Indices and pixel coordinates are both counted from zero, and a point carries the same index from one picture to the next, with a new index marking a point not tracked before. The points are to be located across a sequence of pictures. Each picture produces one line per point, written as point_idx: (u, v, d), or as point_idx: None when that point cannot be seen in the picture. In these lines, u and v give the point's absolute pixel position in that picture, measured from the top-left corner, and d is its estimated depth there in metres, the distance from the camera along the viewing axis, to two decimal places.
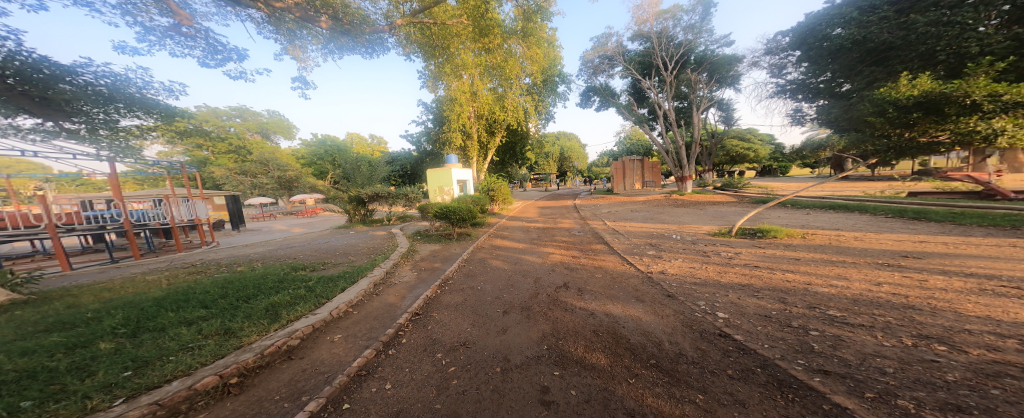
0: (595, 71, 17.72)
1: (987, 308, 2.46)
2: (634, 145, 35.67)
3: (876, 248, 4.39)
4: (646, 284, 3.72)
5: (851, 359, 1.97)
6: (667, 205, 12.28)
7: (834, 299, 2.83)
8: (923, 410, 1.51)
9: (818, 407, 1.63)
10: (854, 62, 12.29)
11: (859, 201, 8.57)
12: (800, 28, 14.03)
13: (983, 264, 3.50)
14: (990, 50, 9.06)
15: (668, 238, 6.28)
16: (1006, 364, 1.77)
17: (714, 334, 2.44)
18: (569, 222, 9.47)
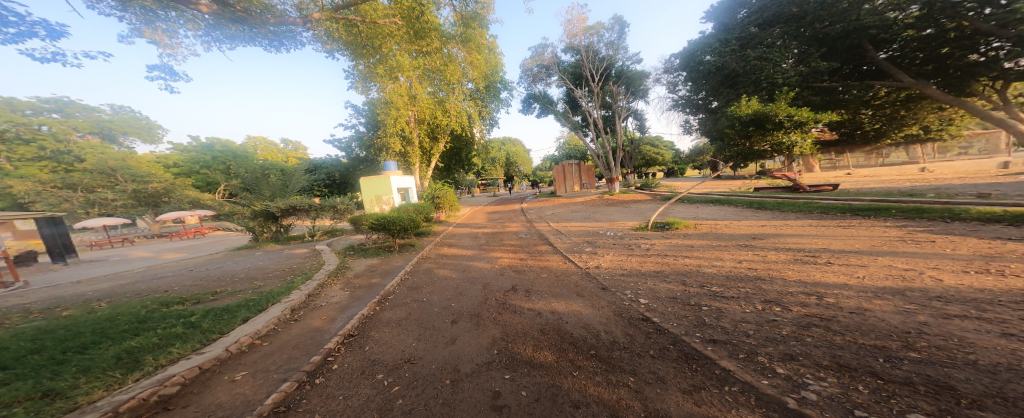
0: (534, 79, 18.78)
1: (806, 273, 3.49)
2: (573, 149, 38.65)
3: (738, 233, 5.73)
4: (585, 279, 4.14)
5: (730, 327, 2.59)
6: (599, 205, 13.63)
7: (715, 277, 3.63)
8: (774, 362, 2.11)
9: (713, 372, 2.10)
10: (717, 85, 15.17)
11: (731, 195, 10.90)
12: (685, 53, 16.74)
13: (800, 240, 4.87)
14: (787, 81, 12.83)
15: (602, 234, 7.03)
16: (814, 317, 2.58)
17: (639, 319, 2.89)
18: (516, 226, 9.76)
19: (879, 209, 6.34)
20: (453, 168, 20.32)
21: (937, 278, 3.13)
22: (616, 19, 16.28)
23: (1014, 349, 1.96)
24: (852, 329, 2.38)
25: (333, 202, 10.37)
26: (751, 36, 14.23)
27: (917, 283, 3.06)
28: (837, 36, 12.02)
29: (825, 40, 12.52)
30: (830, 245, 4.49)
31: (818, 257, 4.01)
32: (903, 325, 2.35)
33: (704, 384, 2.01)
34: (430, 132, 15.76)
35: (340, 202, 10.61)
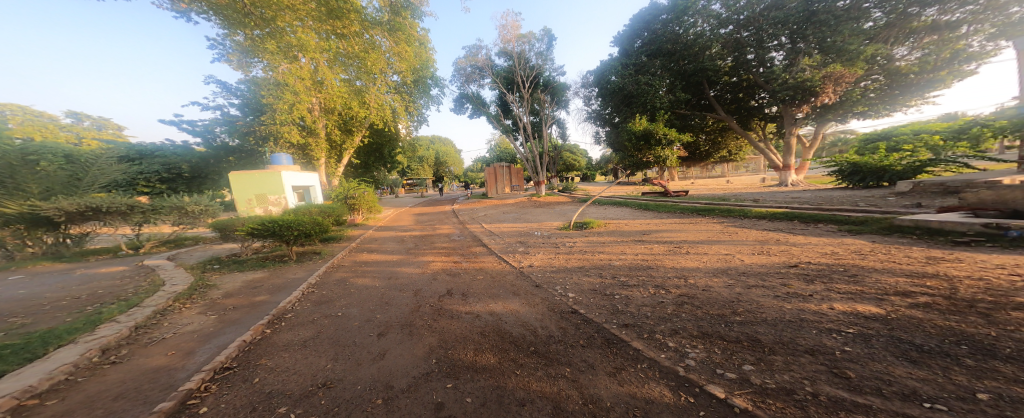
0: (467, 79, 19.52)
1: (678, 261, 4.66)
2: (502, 152, 40.03)
3: (632, 230, 7.15)
4: (520, 279, 4.48)
5: (635, 310, 3.20)
6: (528, 206, 14.63)
7: (621, 268, 4.50)
8: (669, 337, 2.71)
9: (629, 353, 2.54)
10: (619, 103, 18.46)
11: (628, 198, 13.42)
12: (600, 71, 19.07)
13: (676, 234, 6.43)
14: (660, 104, 16.43)
15: (532, 234, 7.70)
16: (683, 295, 3.49)
17: (569, 312, 3.27)
18: (451, 229, 9.67)
19: (716, 209, 8.77)
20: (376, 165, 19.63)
21: (749, 257, 4.69)
22: (545, 32, 18.37)
23: (787, 306, 3.09)
24: (706, 301, 3.31)
25: (181, 202, 8.21)
26: (642, 64, 17.16)
27: (730, 262, 4.50)
28: (689, 73, 16.31)
29: (685, 77, 16.60)
30: (693, 237, 6.11)
31: (679, 246, 5.47)
32: (732, 295, 3.40)
33: (623, 364, 2.40)
34: (342, 124, 15.32)
35: (191, 202, 8.49)
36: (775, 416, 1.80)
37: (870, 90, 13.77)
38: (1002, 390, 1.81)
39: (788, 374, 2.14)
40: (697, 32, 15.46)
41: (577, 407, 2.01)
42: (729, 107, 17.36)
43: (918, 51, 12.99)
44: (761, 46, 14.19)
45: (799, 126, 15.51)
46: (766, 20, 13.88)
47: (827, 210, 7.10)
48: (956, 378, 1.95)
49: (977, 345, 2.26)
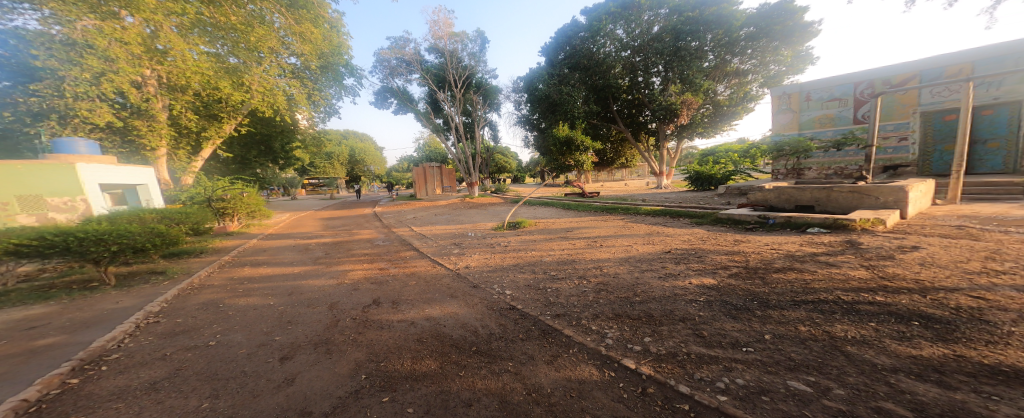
0: (393, 72, 18.21)
1: (596, 254, 5.19)
2: (432, 152, 38.41)
3: (559, 227, 7.72)
4: (456, 280, 4.41)
5: (562, 300, 3.49)
6: (459, 208, 14.38)
7: (552, 263, 4.84)
8: (593, 320, 3.03)
9: (562, 340, 2.73)
10: (544, 110, 19.90)
11: (553, 199, 14.45)
12: (531, 78, 20.30)
13: (596, 230, 7.18)
14: (577, 113, 18.23)
15: (467, 235, 7.63)
16: (601, 283, 3.92)
17: (507, 309, 3.37)
18: (375, 233, 8.86)
19: (618, 209, 10.05)
20: (258, 161, 16.91)
21: (647, 246, 5.53)
22: (478, 32, 18.44)
23: (677, 284, 3.77)
24: (619, 286, 3.80)
25: None
26: (563, 76, 18.82)
27: (631, 252, 5.25)
28: (599, 88, 18.37)
29: (597, 92, 18.70)
30: (611, 232, 6.93)
31: (599, 240, 6.13)
32: (634, 280, 3.96)
33: (559, 351, 2.58)
34: (201, 108, 12.42)
35: None
36: (671, 376, 2.17)
37: (705, 116, 17.62)
38: (776, 330, 2.63)
39: (672, 340, 2.62)
40: (605, 52, 17.40)
41: (522, 398, 2.08)
42: (626, 121, 20.02)
43: (729, 89, 17.27)
44: (647, 72, 17.12)
45: (666, 141, 18.91)
46: (650, 50, 16.76)
47: (688, 206, 9.00)
48: (763, 326, 2.71)
49: (760, 298, 3.24)
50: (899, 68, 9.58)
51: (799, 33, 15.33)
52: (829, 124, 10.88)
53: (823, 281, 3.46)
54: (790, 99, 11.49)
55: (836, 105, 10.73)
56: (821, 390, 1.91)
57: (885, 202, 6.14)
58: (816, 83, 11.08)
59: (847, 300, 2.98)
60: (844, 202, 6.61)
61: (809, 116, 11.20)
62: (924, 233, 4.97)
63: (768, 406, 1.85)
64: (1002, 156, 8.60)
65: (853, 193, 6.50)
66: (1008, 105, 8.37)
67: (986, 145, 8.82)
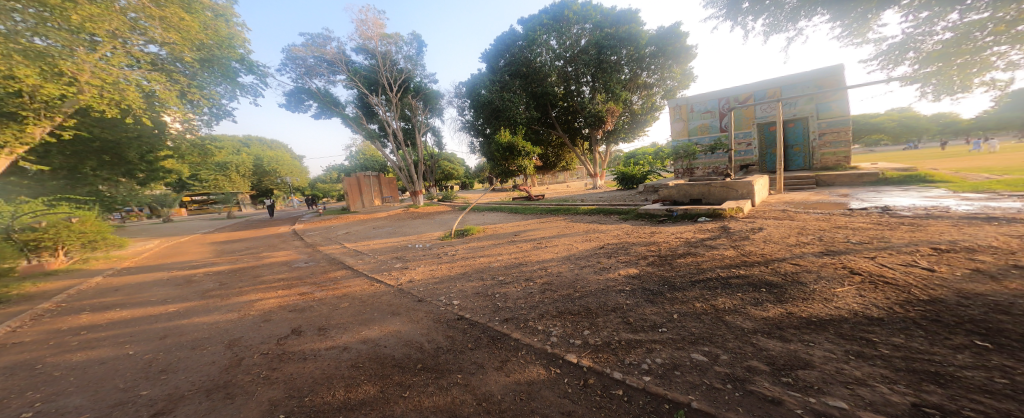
0: (311, 72, 16.90)
1: (541, 255, 5.33)
2: (369, 161, 36.46)
3: (507, 232, 7.77)
4: (398, 296, 4.23)
5: (508, 304, 3.51)
6: (405, 218, 13.98)
7: (499, 268, 4.85)
8: (533, 319, 3.10)
9: (509, 344, 2.73)
10: (488, 116, 20.14)
11: (502, 203, 14.54)
12: (472, 84, 20.52)
13: (539, 232, 7.33)
14: (519, 119, 18.75)
15: (411, 247, 7.35)
16: (545, 283, 4.00)
17: (455, 320, 3.31)
18: (298, 254, 8.08)
19: (560, 210, 10.42)
20: (103, 174, 11.47)
21: (586, 243, 5.81)
22: (413, 35, 18.12)
23: (613, 276, 3.99)
24: (561, 284, 3.91)
25: None
26: (506, 82, 19.12)
27: (573, 249, 5.45)
28: (540, 94, 18.93)
29: (535, 97, 19.30)
30: (555, 232, 7.12)
31: (541, 242, 6.29)
32: (574, 276, 4.13)
33: (506, 355, 2.57)
34: None
35: None
36: (609, 365, 2.28)
37: (625, 123, 19.10)
38: (682, 309, 3.00)
39: (608, 328, 2.78)
40: (542, 61, 18.26)
41: (472, 409, 2.02)
42: (563, 127, 21.04)
43: (640, 100, 18.85)
44: (578, 81, 18.33)
45: (597, 145, 20.12)
46: (580, 61, 17.95)
47: (617, 204, 9.62)
48: (672, 306, 3.08)
49: (671, 282, 3.66)
50: (742, 89, 12.67)
51: (686, 54, 17.60)
52: (706, 131, 13.61)
53: (711, 263, 4.20)
54: (681, 111, 14.04)
55: (711, 117, 13.44)
56: (713, 356, 2.27)
57: (743, 193, 7.51)
58: (697, 97, 13.67)
59: (722, 277, 3.68)
60: (719, 195, 7.68)
61: (695, 124, 13.81)
62: (815, 219, 5.87)
63: (680, 379, 2.07)
64: (801, 156, 12.28)
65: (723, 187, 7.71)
66: (799, 121, 12.10)
67: (793, 149, 12.44)
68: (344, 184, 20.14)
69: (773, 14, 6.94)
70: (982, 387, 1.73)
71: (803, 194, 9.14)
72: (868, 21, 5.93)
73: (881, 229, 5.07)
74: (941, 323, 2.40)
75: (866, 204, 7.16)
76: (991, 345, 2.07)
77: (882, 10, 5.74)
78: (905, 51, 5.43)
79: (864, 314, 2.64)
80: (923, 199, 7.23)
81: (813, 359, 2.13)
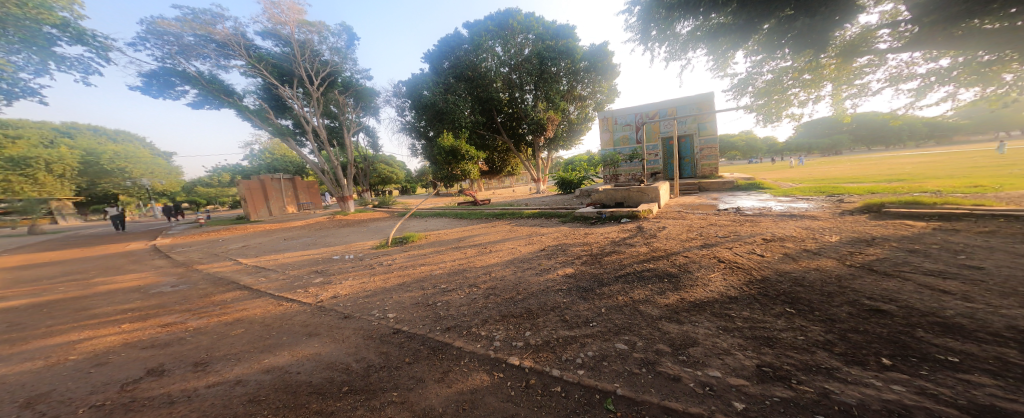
0: (188, 52, 14.01)
1: (486, 260, 5.32)
2: (283, 161, 32.05)
3: (451, 238, 7.56)
4: (317, 315, 3.77)
5: (451, 312, 3.39)
6: (330, 227, 12.55)
7: (442, 276, 4.69)
8: (475, 326, 3.06)
9: (449, 353, 2.65)
10: (431, 119, 19.65)
11: (447, 209, 14.13)
12: (411, 84, 19.92)
13: (482, 237, 7.31)
14: (464, 123, 18.74)
15: (335, 259, 6.64)
16: (488, 288, 3.98)
17: (390, 334, 3.08)
18: (162, 277, 6.52)
19: (505, 214, 10.57)
20: None
21: (529, 246, 5.99)
22: (342, 26, 16.60)
23: (552, 277, 4.18)
24: (504, 288, 3.95)
25: None
26: (450, 85, 18.98)
27: (517, 253, 5.58)
28: (484, 99, 19.11)
29: (480, 101, 19.44)
30: (499, 237, 7.19)
31: (483, 247, 6.29)
32: (518, 279, 4.20)
33: (446, 366, 2.48)
34: None
35: None
36: (545, 363, 2.38)
37: (564, 131, 20.41)
38: (608, 303, 3.30)
39: (544, 327, 2.91)
40: (487, 66, 18.41)
41: None
42: (508, 132, 21.41)
43: (577, 110, 20.29)
44: (522, 89, 18.92)
45: (539, 152, 21.03)
46: (524, 69, 18.55)
47: (557, 209, 10.14)
48: (601, 301, 3.35)
49: (600, 279, 3.99)
50: (652, 106, 14.58)
51: (613, 72, 19.49)
52: (625, 143, 15.29)
53: (630, 259, 4.71)
54: (606, 123, 15.57)
55: (631, 129, 15.09)
56: (626, 342, 2.58)
57: (653, 198, 8.62)
58: (619, 111, 15.27)
59: (640, 271, 4.15)
60: (636, 198, 8.67)
61: (618, 135, 15.42)
62: (715, 219, 7.02)
63: (608, 369, 2.26)
64: (690, 165, 14.59)
65: (637, 191, 8.75)
66: (687, 137, 14.42)
67: (684, 161, 14.72)
68: (242, 189, 17.21)
69: (672, 42, 8.09)
70: (793, 345, 2.39)
71: (692, 198, 10.85)
72: (725, 60, 7.95)
73: (734, 225, 6.38)
74: (769, 296, 3.24)
75: (726, 205, 8.91)
76: (794, 311, 2.91)
77: (735, 51, 7.51)
78: (746, 87, 8.28)
79: (727, 295, 3.33)
80: (757, 200, 9.31)
81: (699, 337, 2.57)
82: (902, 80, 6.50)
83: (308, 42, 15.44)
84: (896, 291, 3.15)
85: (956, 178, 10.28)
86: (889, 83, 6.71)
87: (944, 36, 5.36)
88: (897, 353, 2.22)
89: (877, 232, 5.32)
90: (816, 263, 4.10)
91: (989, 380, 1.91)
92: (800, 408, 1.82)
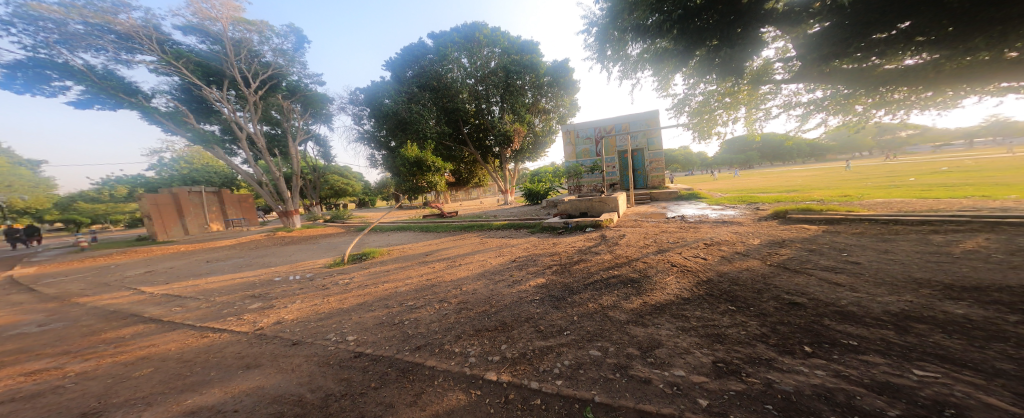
0: (78, 42, 12.13)
1: (455, 273, 5.18)
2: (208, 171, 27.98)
3: (415, 253, 7.25)
4: (260, 344, 3.37)
5: (422, 331, 3.22)
6: (270, 245, 11.37)
7: (407, 293, 4.45)
8: (448, 343, 2.92)
9: (423, 374, 2.49)
10: (393, 128, 19.17)
11: (411, 222, 13.52)
12: (370, 93, 19.57)
13: (447, 251, 7.10)
14: (428, 133, 18.26)
15: (274, 282, 6.02)
16: (460, 303, 3.85)
17: (351, 358, 2.84)
18: (24, 316, 5.32)
19: (473, 227, 10.42)
20: None
21: (499, 257, 5.95)
22: (288, 27, 15.58)
23: (523, 288, 4.16)
24: (474, 302, 3.83)
25: None
26: (415, 94, 18.72)
27: (488, 265, 5.50)
28: (450, 110, 18.97)
29: (446, 111, 19.18)
30: (467, 250, 7.03)
31: (448, 261, 6.11)
32: (490, 292, 4.12)
33: (419, 388, 2.33)
34: None
35: None
36: (520, 376, 2.34)
37: (530, 143, 20.68)
38: (579, 311, 3.36)
39: (516, 339, 2.86)
40: (453, 77, 18.30)
41: None
42: (476, 144, 21.27)
43: (543, 123, 20.83)
44: (488, 100, 18.96)
45: (507, 163, 21.27)
46: (490, 82, 18.75)
47: (524, 220, 10.19)
48: (573, 310, 3.40)
49: (568, 288, 4.05)
50: (609, 121, 15.49)
51: (574, 87, 20.50)
52: (586, 156, 16.04)
53: (597, 266, 4.86)
54: (569, 136, 16.25)
55: (592, 143, 15.86)
56: (593, 349, 2.62)
57: (612, 208, 9.03)
58: (581, 125, 16.00)
59: (603, 278, 4.29)
60: (598, 208, 9.05)
61: (580, 148, 16.12)
62: (669, 227, 7.52)
63: (585, 377, 2.27)
64: (642, 177, 15.63)
65: (599, 202, 9.13)
66: (639, 151, 15.49)
67: (638, 173, 15.73)
68: (145, 204, 14.73)
69: (624, 63, 8.73)
70: (736, 340, 2.60)
71: (645, 207, 11.58)
72: (666, 82, 8.79)
73: (680, 231, 6.89)
74: (714, 295, 3.52)
75: (673, 213, 9.63)
76: (735, 308, 3.19)
77: (673, 75, 8.37)
78: (681, 107, 9.20)
79: (682, 296, 3.55)
80: (696, 209, 10.20)
81: (663, 339, 2.69)
82: (791, 107, 7.62)
83: (244, 42, 14.23)
84: (807, 285, 3.61)
85: (833, 189, 12.34)
86: (782, 109, 7.81)
87: (820, 72, 6.55)
88: (815, 340, 2.51)
89: (797, 234, 6.07)
90: (746, 263, 4.56)
91: (882, 359, 2.22)
92: (751, 399, 1.96)
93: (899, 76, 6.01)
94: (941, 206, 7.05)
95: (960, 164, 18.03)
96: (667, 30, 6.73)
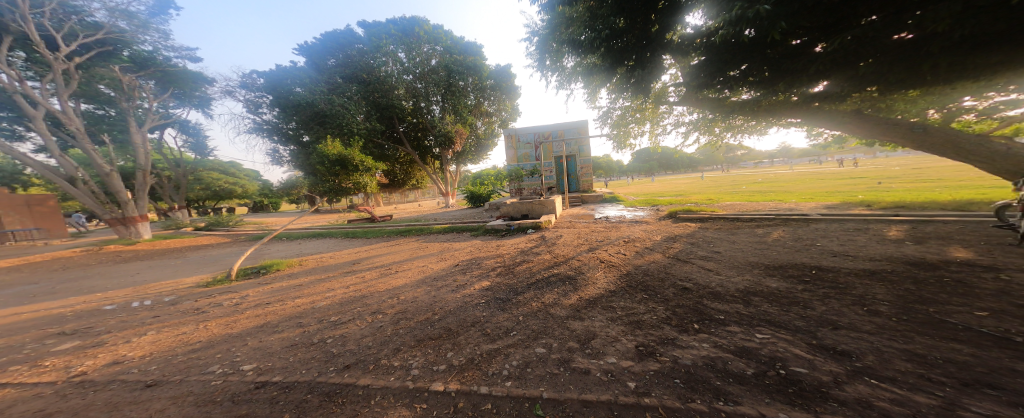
0: None
1: (392, 282, 4.84)
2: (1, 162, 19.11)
3: (339, 262, 6.56)
4: (118, 389, 2.65)
5: (354, 347, 2.93)
6: (99, 265, 8.80)
7: (330, 307, 4.01)
8: (386, 358, 2.70)
9: (354, 395, 2.26)
10: (308, 121, 17.47)
11: (331, 228, 12.16)
12: (273, 79, 17.72)
13: (375, 259, 6.57)
14: (355, 130, 17.13)
15: (111, 312, 4.70)
16: (396, 313, 3.60)
17: (250, 390, 2.43)
18: None
19: (411, 230, 9.89)
20: None
21: (441, 262, 5.74)
22: None
23: (465, 293, 4.08)
24: (409, 312, 3.62)
25: None
26: (338, 85, 17.39)
27: (428, 270, 5.28)
28: (382, 106, 17.80)
29: (379, 107, 17.97)
30: (399, 256, 6.61)
31: (379, 269, 5.67)
32: (432, 299, 3.95)
33: (347, 410, 2.11)
34: None
35: None
36: (464, 383, 2.29)
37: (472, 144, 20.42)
38: (524, 311, 3.44)
39: (458, 346, 2.79)
40: (388, 71, 17.26)
41: None
42: (413, 144, 20.31)
43: (485, 125, 20.62)
44: (428, 99, 18.14)
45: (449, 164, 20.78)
46: (429, 80, 17.90)
47: (467, 223, 10.01)
48: (518, 310, 3.46)
49: (509, 289, 4.12)
50: (547, 127, 16.23)
51: (515, 93, 21.11)
52: (526, 159, 16.52)
53: (538, 266, 5.05)
54: (511, 140, 16.48)
55: (531, 148, 16.39)
56: (530, 347, 2.69)
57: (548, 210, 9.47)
58: (522, 129, 16.46)
59: (538, 277, 4.47)
60: (538, 210, 9.43)
61: (520, 152, 16.51)
62: (597, 227, 8.18)
63: (533, 375, 2.33)
64: (575, 181, 16.77)
65: (536, 205, 9.48)
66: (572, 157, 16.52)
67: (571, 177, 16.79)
68: None
69: (561, 72, 9.33)
70: (648, 324, 2.96)
71: (577, 208, 12.46)
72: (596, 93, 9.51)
73: (603, 231, 7.54)
74: (632, 286, 3.95)
75: (600, 214, 10.54)
76: (648, 296, 3.63)
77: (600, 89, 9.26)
78: (607, 117, 10.06)
79: (609, 289, 3.91)
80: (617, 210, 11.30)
81: (597, 331, 2.91)
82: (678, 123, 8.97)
83: None
84: (694, 272, 4.29)
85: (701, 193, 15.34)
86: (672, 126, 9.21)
87: (699, 98, 8.02)
88: (703, 318, 3.00)
89: (691, 230, 7.17)
90: (652, 257, 5.22)
91: (738, 328, 2.76)
92: (665, 375, 2.24)
93: (740, 107, 7.56)
94: (762, 206, 9.37)
95: (771, 175, 24.83)
96: (596, 48, 7.23)
